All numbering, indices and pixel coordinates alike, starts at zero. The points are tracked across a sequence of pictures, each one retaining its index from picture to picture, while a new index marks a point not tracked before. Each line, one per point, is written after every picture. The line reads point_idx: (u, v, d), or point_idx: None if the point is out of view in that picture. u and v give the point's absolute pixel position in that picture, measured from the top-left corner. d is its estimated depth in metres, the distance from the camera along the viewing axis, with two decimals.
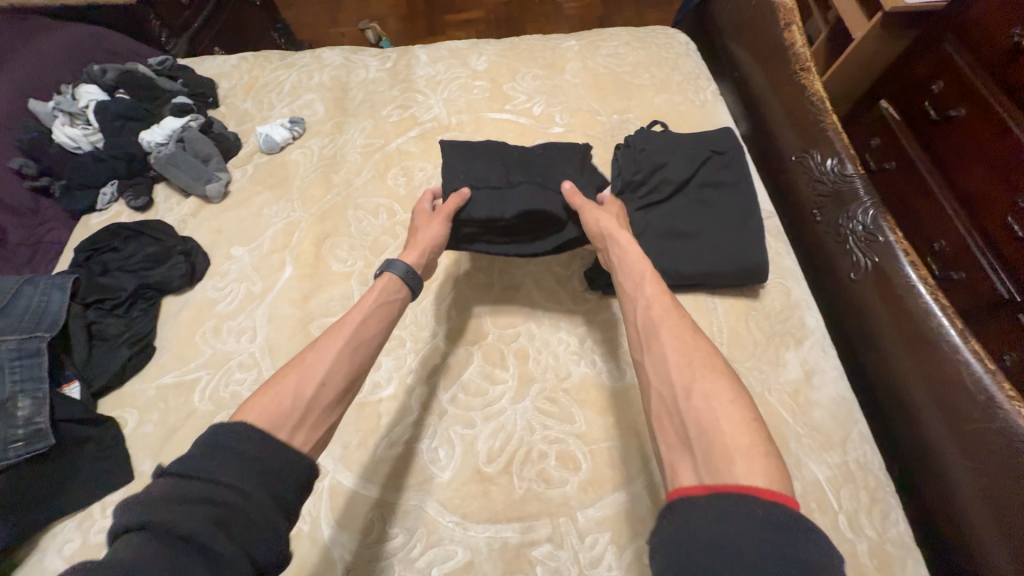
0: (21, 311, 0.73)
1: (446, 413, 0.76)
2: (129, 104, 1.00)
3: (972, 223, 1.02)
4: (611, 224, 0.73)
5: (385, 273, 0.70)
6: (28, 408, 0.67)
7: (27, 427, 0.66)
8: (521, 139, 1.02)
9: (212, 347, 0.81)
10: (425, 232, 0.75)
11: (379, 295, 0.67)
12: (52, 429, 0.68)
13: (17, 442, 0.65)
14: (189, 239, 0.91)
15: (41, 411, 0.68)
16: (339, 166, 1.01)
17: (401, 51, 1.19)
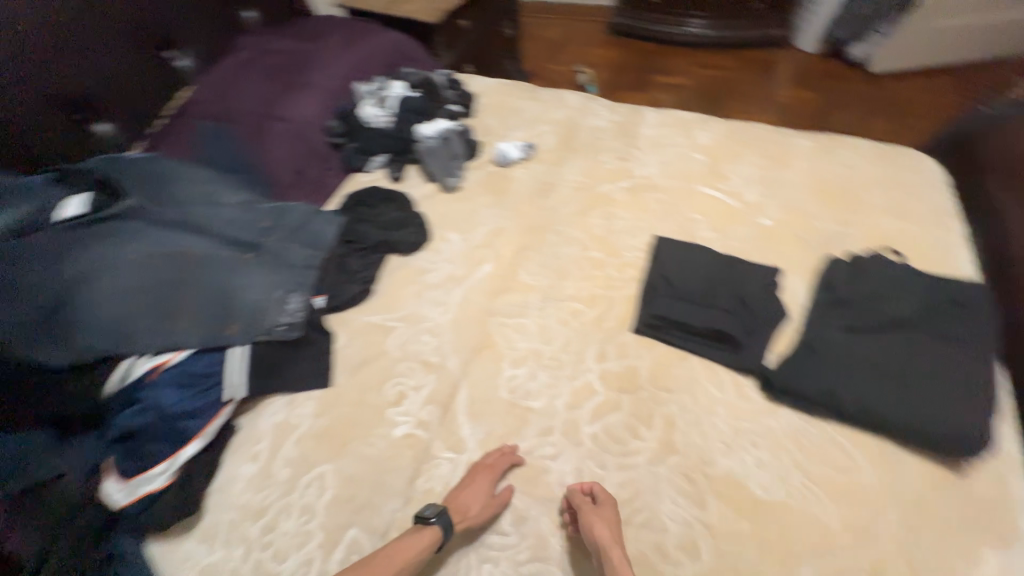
0: (313, 233, 0.96)
1: (583, 445, 0.79)
2: (421, 103, 1.23)
3: None
4: (601, 521, 0.68)
5: (422, 527, 0.69)
6: (296, 304, 0.86)
7: (291, 317, 0.85)
8: (725, 219, 1.04)
9: (412, 307, 0.97)
10: (474, 492, 0.73)
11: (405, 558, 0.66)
12: (304, 324, 0.86)
13: (283, 326, 0.84)
14: (422, 214, 1.10)
15: (302, 309, 0.87)
16: (551, 192, 1.14)
17: (631, 111, 1.31)
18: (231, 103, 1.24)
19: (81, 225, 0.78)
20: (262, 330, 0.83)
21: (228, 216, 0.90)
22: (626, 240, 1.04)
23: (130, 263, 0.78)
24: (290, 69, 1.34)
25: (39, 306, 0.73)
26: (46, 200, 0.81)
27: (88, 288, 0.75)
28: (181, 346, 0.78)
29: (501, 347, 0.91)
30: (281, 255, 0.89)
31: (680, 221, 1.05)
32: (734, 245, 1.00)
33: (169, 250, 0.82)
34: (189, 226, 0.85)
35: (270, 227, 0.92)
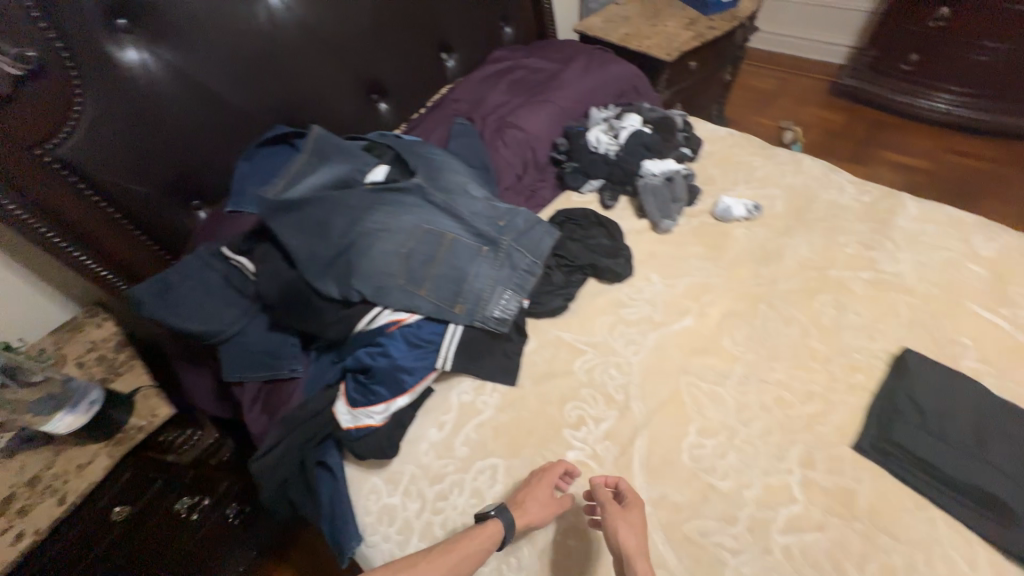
0: (536, 238, 1.01)
1: (770, 553, 0.71)
2: (652, 139, 1.24)
3: None
4: (629, 526, 0.68)
5: (484, 524, 0.71)
6: (510, 302, 0.93)
7: (503, 312, 0.92)
8: (1005, 356, 0.85)
9: (604, 336, 0.97)
10: (533, 491, 0.75)
11: (473, 547, 0.68)
12: (511, 322, 0.93)
13: (495, 318, 0.92)
14: (629, 248, 1.10)
15: (513, 308, 0.93)
16: (773, 261, 1.05)
17: (886, 194, 1.15)
18: (480, 105, 1.41)
19: (377, 189, 0.95)
20: (477, 317, 0.91)
21: (476, 207, 0.99)
22: (860, 339, 0.90)
23: (401, 228, 0.92)
24: (534, 84, 1.46)
25: (335, 245, 0.90)
26: (356, 160, 1.01)
27: (368, 241, 0.90)
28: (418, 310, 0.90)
29: (690, 409, 0.86)
30: (508, 253, 0.96)
31: (938, 339, 0.88)
32: (1014, 391, 0.81)
33: (429, 226, 0.94)
34: (448, 210, 0.97)
35: (504, 225, 0.99)
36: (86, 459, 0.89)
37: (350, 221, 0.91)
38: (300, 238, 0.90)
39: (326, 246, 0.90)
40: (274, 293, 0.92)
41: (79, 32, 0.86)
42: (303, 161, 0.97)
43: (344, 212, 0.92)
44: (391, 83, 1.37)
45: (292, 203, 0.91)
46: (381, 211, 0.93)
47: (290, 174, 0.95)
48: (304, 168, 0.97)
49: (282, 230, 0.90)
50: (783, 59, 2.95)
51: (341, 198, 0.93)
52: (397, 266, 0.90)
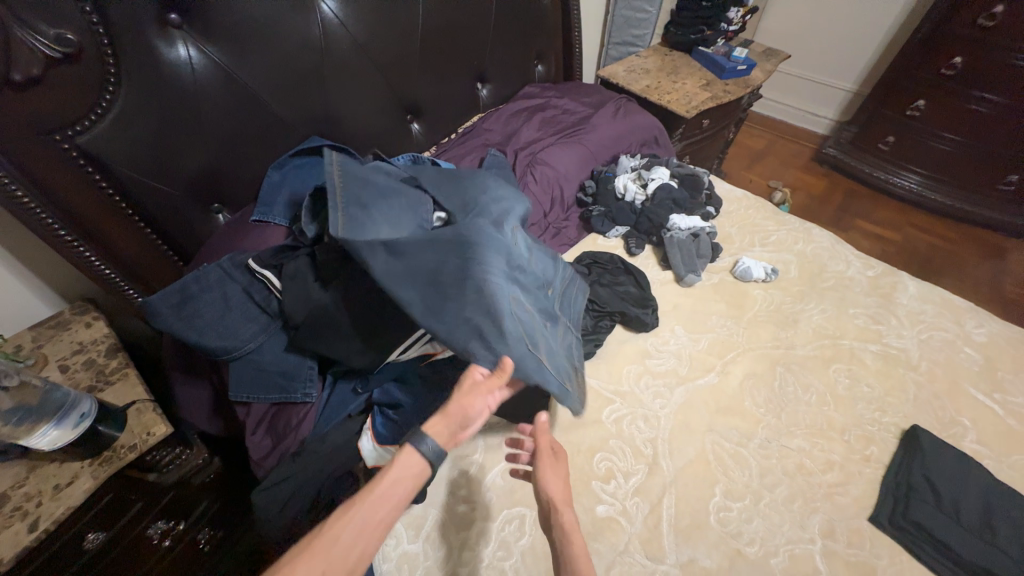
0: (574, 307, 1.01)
1: None
2: (679, 193, 1.28)
3: None
4: (556, 479, 0.67)
5: (399, 459, 0.58)
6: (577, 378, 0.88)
7: (578, 389, 0.86)
8: (1001, 440, 0.92)
9: (631, 386, 0.98)
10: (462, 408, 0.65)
11: (388, 498, 0.56)
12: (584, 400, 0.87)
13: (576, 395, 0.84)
14: (655, 298, 1.12)
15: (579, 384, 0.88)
16: (789, 326, 1.10)
17: (888, 270, 1.23)
18: (511, 138, 1.42)
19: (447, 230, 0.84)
20: (567, 392, 0.83)
21: (544, 270, 0.95)
22: (872, 412, 0.95)
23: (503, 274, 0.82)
24: (564, 124, 1.49)
25: (447, 296, 0.76)
26: (411, 198, 0.91)
27: (484, 298, 0.76)
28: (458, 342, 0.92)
29: (716, 469, 0.87)
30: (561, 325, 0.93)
31: (941, 418, 0.95)
32: (1010, 475, 0.87)
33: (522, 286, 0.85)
34: (529, 272, 0.90)
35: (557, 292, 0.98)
36: (65, 481, 0.78)
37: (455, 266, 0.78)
38: (406, 287, 0.75)
39: (438, 298, 0.76)
40: (301, 312, 0.86)
41: (126, 19, 0.81)
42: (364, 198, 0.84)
43: (444, 258, 0.79)
44: (426, 105, 1.36)
45: (392, 249, 0.77)
46: (491, 252, 0.82)
47: (352, 207, 0.81)
48: (357, 206, 0.82)
49: (394, 281, 0.75)
50: (774, 123, 3.16)
51: (429, 240, 0.81)
52: (517, 319, 0.78)
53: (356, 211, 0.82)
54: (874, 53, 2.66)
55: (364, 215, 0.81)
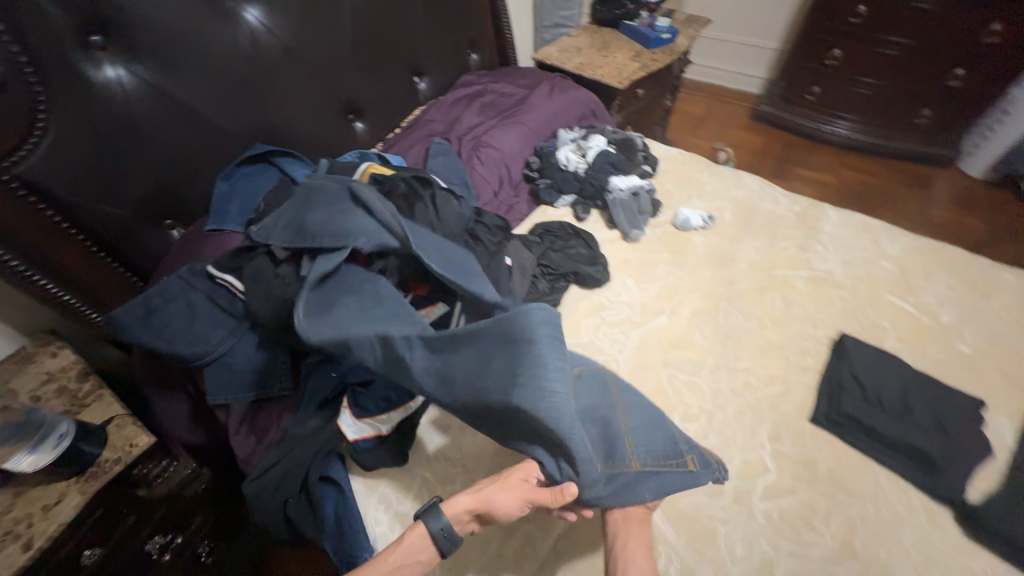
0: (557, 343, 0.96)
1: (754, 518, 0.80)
2: (616, 157, 1.37)
3: None
4: (635, 542, 0.72)
5: (413, 529, 0.72)
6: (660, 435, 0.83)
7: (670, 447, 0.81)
8: (918, 335, 1.02)
9: (589, 338, 1.05)
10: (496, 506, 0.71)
11: (399, 559, 0.70)
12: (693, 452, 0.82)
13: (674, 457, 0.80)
14: (604, 255, 1.20)
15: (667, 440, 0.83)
16: (728, 265, 1.19)
17: (813, 204, 1.34)
18: (454, 126, 1.48)
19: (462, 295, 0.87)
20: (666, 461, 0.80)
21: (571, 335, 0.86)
22: (805, 328, 1.05)
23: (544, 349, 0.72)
24: (504, 107, 1.55)
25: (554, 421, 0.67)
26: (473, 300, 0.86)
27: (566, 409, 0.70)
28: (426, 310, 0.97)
29: (672, 399, 0.95)
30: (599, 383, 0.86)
31: (865, 324, 1.05)
32: (927, 363, 0.97)
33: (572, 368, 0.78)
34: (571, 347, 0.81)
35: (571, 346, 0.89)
36: (52, 501, 0.82)
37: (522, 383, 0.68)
38: (449, 389, 0.73)
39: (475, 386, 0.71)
40: (268, 312, 0.90)
41: (49, 46, 0.83)
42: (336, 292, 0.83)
43: (478, 362, 0.72)
44: (366, 103, 1.40)
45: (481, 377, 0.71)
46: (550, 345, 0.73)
47: (330, 305, 0.81)
48: (337, 298, 0.82)
49: (433, 385, 0.73)
50: (711, 88, 3.31)
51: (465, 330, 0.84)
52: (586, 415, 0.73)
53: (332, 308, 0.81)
54: (791, 11, 2.82)
55: (359, 314, 0.79)
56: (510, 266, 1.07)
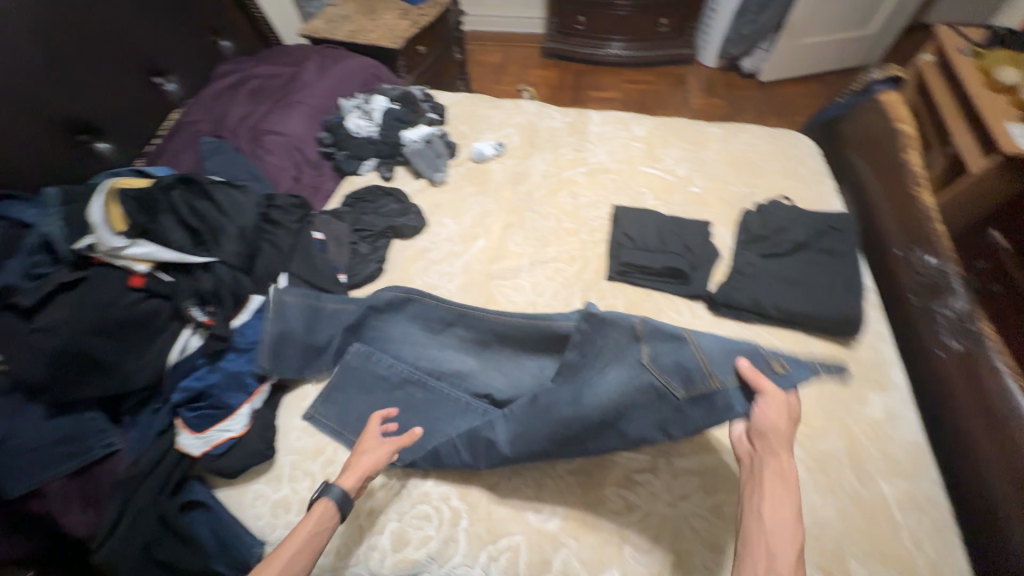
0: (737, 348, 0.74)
1: None
2: (402, 112, 1.43)
3: None
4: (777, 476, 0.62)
5: (315, 505, 0.70)
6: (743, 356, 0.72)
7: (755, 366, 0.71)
8: (666, 189, 1.31)
9: (422, 279, 1.13)
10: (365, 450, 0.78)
11: (309, 533, 0.67)
12: (807, 364, 0.71)
13: (773, 370, 0.71)
14: (417, 205, 1.27)
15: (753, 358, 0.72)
16: (524, 180, 1.36)
17: (579, 113, 1.57)
18: (222, 121, 1.36)
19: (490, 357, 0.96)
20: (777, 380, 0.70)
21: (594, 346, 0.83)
22: (591, 212, 1.27)
23: (624, 360, 0.77)
24: (275, 89, 1.48)
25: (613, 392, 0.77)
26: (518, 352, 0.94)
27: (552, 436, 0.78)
28: (243, 305, 0.93)
29: (504, 303, 1.09)
30: (661, 340, 0.76)
31: (632, 194, 1.31)
32: (676, 208, 1.26)
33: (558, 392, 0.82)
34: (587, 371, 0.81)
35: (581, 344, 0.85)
36: None
37: (618, 383, 0.74)
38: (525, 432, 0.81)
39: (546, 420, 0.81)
40: (42, 370, 0.76)
41: None
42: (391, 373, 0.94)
43: (574, 390, 0.79)
44: (101, 119, 1.21)
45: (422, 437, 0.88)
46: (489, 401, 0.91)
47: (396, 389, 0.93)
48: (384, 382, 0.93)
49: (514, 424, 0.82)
50: (498, 36, 3.50)
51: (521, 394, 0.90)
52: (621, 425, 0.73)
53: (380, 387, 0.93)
54: None
55: (361, 390, 0.92)
56: (321, 240, 1.11)
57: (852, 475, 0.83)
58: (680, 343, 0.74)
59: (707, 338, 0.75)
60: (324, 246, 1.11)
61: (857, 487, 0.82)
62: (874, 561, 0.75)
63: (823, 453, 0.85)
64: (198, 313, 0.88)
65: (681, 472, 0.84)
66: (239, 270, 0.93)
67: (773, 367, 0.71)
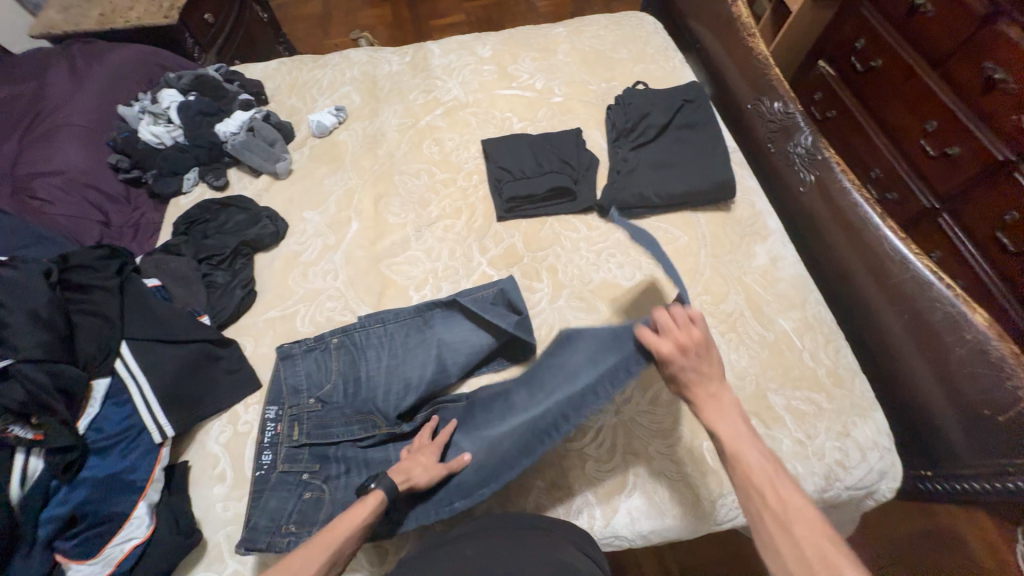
0: (295, 389, 0.87)
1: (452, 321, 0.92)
2: (205, 102, 1.18)
3: (926, 137, 1.29)
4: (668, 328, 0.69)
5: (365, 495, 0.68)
6: (270, 455, 0.81)
7: (268, 456, 0.81)
8: (529, 108, 1.23)
9: (304, 287, 1.00)
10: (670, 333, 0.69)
11: (353, 527, 0.64)
12: (282, 352, 0.89)
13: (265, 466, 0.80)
14: (269, 207, 1.09)
15: (275, 456, 0.81)
16: (381, 142, 1.21)
17: (416, 48, 1.40)
18: None
19: (398, 346, 0.91)
20: (284, 443, 0.82)
21: (376, 384, 0.87)
22: (462, 154, 1.18)
23: (366, 431, 0.83)
24: (23, 117, 1.13)
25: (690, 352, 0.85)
26: (393, 369, 0.88)
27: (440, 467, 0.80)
28: (86, 399, 0.77)
29: (402, 282, 1.01)
30: (336, 430, 0.83)
31: (497, 123, 1.22)
32: (544, 125, 1.20)
33: (379, 426, 0.83)
34: (355, 410, 0.85)
35: (353, 396, 0.86)
36: None
37: (383, 425, 0.83)
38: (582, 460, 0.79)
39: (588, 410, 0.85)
40: None
41: None
42: (309, 470, 0.80)
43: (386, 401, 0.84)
44: None
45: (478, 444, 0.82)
46: (453, 355, 0.88)
47: (325, 489, 0.78)
48: (296, 486, 0.78)
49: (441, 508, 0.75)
50: None
51: (386, 386, 0.86)
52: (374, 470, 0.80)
53: (299, 466, 0.80)
54: None
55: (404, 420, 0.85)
56: (160, 284, 0.93)
57: (754, 322, 0.92)
58: (338, 435, 0.83)
59: (318, 384, 0.88)
60: (166, 291, 0.94)
61: (762, 332, 0.91)
62: (788, 389, 0.85)
63: (729, 314, 0.93)
64: (19, 432, 0.69)
65: (620, 381, 0.87)
66: (57, 360, 0.74)
67: (291, 455, 0.81)
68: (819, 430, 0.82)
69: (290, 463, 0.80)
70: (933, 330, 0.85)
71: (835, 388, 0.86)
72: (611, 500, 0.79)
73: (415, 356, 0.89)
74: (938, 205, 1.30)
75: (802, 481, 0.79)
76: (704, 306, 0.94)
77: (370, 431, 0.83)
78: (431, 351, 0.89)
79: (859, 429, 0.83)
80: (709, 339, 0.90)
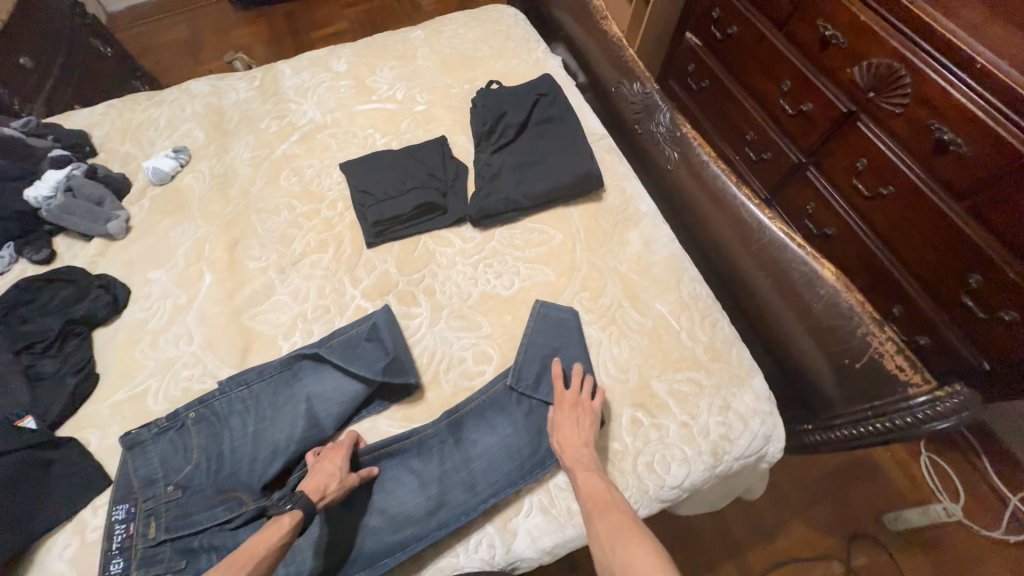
0: (150, 480, 0.77)
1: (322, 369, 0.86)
2: (6, 164, 1.02)
3: (783, 95, 1.35)
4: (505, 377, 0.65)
5: (279, 516, 0.68)
6: (122, 562, 0.71)
7: (121, 564, 0.71)
8: (391, 121, 1.17)
9: (154, 359, 0.89)
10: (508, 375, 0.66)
11: (267, 548, 0.64)
12: (130, 440, 0.79)
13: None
14: (104, 274, 0.97)
15: (129, 561, 0.72)
16: (233, 180, 1.10)
17: (265, 70, 1.29)
18: None
19: (263, 408, 0.83)
20: (139, 545, 0.73)
21: (241, 456, 0.79)
22: (324, 182, 1.10)
23: (234, 511, 0.75)
24: None
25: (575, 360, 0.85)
26: (260, 435, 0.81)
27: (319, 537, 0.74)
28: None
29: (268, 333, 0.93)
30: (198, 517, 0.75)
31: (359, 142, 1.15)
32: (407, 137, 1.14)
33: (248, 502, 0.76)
34: (218, 489, 0.77)
35: (217, 475, 0.78)
36: None
37: (253, 501, 0.76)
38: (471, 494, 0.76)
39: (477, 437, 0.82)
40: None
41: None
42: (171, 570, 0.71)
43: (253, 474, 0.77)
44: None
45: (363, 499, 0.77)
46: (322, 408, 0.82)
47: None
48: None
49: None
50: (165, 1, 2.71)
51: (253, 456, 0.79)
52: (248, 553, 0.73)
53: (158, 568, 0.71)
54: None
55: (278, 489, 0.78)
56: None
57: (632, 311, 0.91)
58: (203, 522, 0.74)
59: (177, 469, 0.78)
60: None
61: (640, 321, 0.90)
62: (670, 374, 0.85)
63: (608, 308, 0.92)
64: None
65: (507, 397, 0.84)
66: None
67: (148, 557, 0.72)
68: (701, 409, 0.83)
69: (146, 566, 0.71)
70: (795, 289, 0.88)
71: (712, 363, 0.87)
72: (508, 525, 0.76)
73: (281, 415, 0.82)
74: (804, 159, 1.36)
75: (690, 464, 0.79)
76: (582, 303, 0.92)
77: (237, 512, 0.75)
78: (299, 407, 0.82)
79: (738, 399, 0.84)
80: (591, 336, 0.89)
